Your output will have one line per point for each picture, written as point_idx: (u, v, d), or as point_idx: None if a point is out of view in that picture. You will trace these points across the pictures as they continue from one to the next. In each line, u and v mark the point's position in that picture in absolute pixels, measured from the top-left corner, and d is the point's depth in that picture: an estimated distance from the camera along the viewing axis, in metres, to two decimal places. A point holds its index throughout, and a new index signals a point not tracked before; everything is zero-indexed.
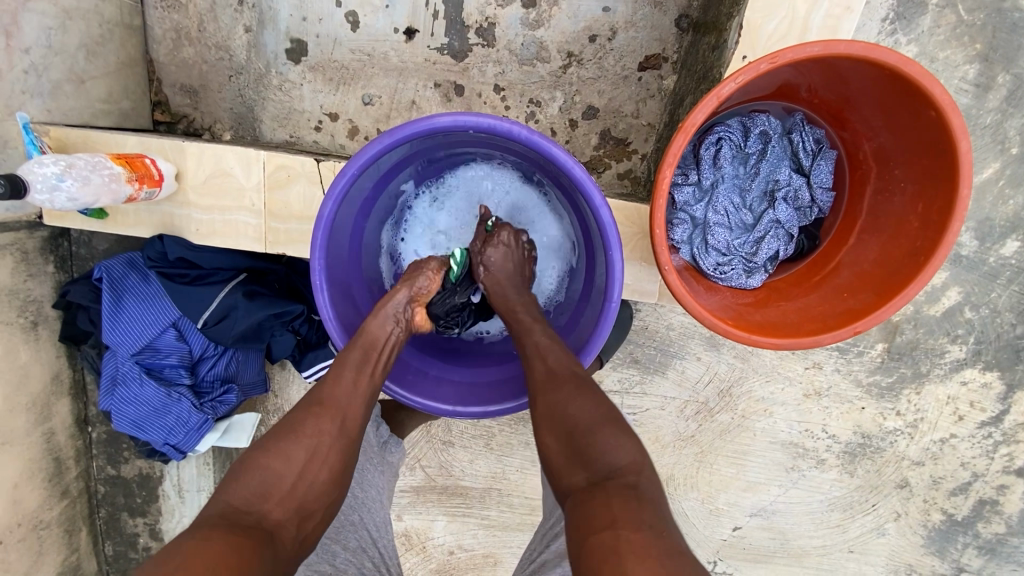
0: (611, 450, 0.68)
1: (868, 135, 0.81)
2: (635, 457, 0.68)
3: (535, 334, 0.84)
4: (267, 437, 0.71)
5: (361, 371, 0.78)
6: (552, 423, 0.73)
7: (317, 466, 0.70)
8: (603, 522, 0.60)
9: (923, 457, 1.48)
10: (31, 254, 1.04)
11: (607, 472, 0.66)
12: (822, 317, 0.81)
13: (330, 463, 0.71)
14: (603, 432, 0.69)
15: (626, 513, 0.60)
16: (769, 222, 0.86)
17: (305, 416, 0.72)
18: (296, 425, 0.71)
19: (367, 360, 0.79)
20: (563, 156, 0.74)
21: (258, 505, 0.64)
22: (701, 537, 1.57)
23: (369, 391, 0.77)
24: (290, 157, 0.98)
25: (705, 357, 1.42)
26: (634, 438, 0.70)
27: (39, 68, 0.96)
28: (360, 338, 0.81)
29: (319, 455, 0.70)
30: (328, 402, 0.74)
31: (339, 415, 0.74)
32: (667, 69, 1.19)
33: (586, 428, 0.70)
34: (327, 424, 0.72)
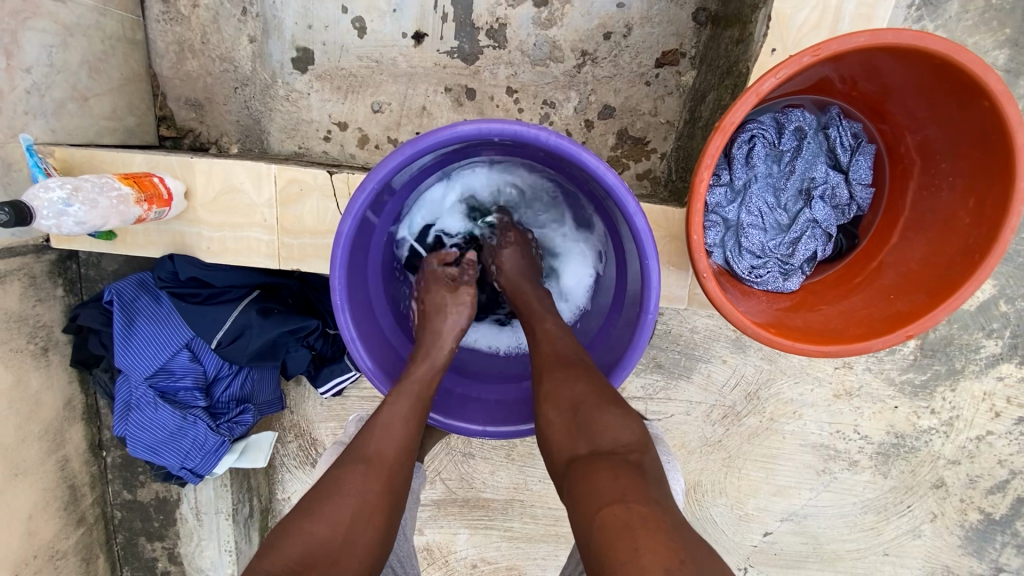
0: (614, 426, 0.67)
1: (911, 128, 0.76)
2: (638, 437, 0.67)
3: (547, 324, 0.82)
4: (310, 498, 0.67)
5: (409, 417, 0.75)
6: (556, 400, 0.72)
7: (362, 526, 0.66)
8: (612, 491, 0.59)
9: (959, 455, 1.43)
10: (39, 279, 1.01)
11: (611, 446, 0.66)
12: (869, 321, 0.77)
13: (374, 524, 0.67)
14: (605, 410, 0.68)
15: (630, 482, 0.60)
16: (806, 222, 0.82)
17: (350, 471, 0.69)
18: (340, 482, 0.68)
19: (412, 408, 0.75)
20: (595, 162, 0.70)
21: (303, 572, 0.60)
22: (731, 544, 1.52)
23: (416, 438, 0.74)
24: (301, 170, 0.94)
25: (731, 360, 1.38)
26: (634, 419, 0.70)
27: (41, 88, 0.94)
28: (410, 383, 0.78)
29: (364, 512, 0.66)
30: (374, 454, 0.71)
31: (385, 469, 0.70)
32: (684, 65, 1.15)
33: (587, 405, 0.70)
34: (374, 478, 0.69)
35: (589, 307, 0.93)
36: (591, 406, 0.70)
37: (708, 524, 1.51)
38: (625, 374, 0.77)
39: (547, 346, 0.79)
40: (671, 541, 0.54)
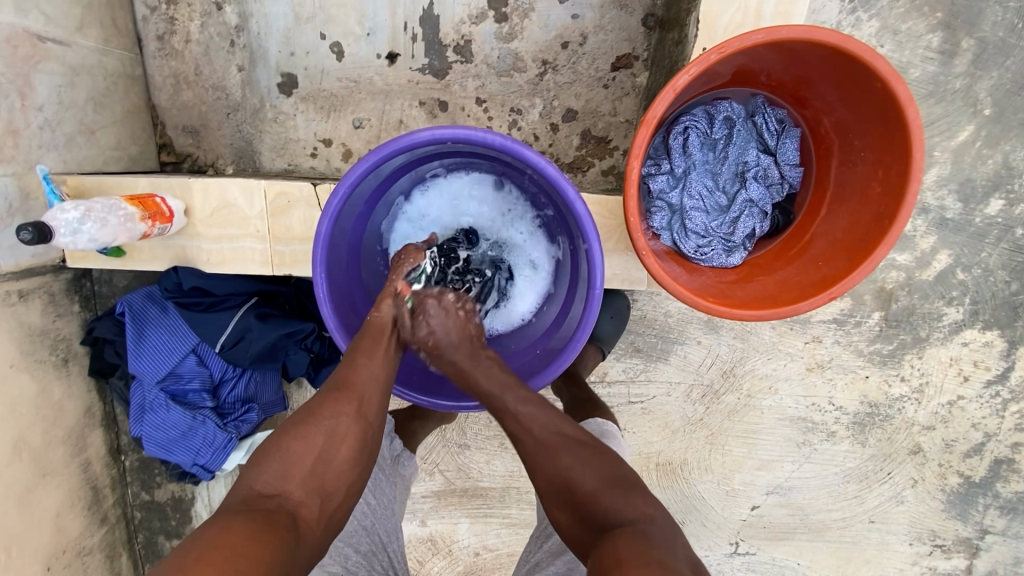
0: (621, 508, 0.73)
1: (826, 111, 0.85)
2: (643, 509, 0.73)
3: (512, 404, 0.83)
4: (286, 422, 0.76)
5: (375, 352, 0.83)
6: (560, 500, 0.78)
7: (336, 446, 0.75)
8: (611, 562, 0.65)
9: (933, 421, 1.49)
10: (58, 296, 1.11)
11: (622, 526, 0.71)
12: (799, 285, 0.85)
13: (348, 443, 0.76)
14: (607, 495, 0.75)
15: (632, 554, 0.65)
16: (743, 202, 0.90)
17: (326, 399, 0.78)
18: (314, 409, 0.77)
19: (378, 344, 0.85)
20: (536, 157, 0.79)
21: (282, 486, 0.70)
22: (721, 520, 1.59)
23: (384, 366, 0.83)
24: (288, 184, 1.04)
25: (705, 340, 1.45)
26: (642, 494, 0.75)
27: (52, 124, 1.04)
28: (370, 325, 0.86)
29: (338, 435, 0.76)
30: (344, 383, 0.80)
31: (356, 397, 0.79)
32: (638, 67, 1.24)
33: (592, 493, 0.75)
34: (344, 405, 0.78)
35: (548, 294, 1.01)
36: (594, 493, 0.75)
37: (697, 502, 1.57)
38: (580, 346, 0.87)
39: (527, 437, 0.81)
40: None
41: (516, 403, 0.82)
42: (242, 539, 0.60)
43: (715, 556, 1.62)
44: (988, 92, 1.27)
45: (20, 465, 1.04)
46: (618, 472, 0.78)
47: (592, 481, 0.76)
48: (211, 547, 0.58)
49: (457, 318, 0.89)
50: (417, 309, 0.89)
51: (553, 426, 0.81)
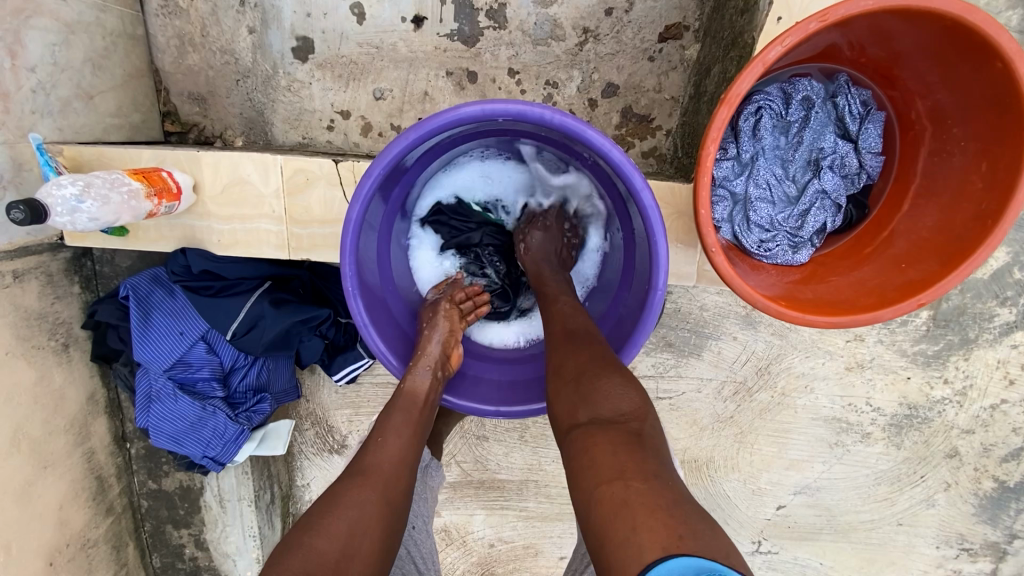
0: (613, 395, 0.66)
1: (921, 94, 0.75)
2: (638, 403, 0.66)
3: (561, 299, 0.84)
4: (306, 516, 0.66)
5: (405, 431, 0.77)
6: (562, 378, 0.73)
7: (360, 539, 0.64)
8: (612, 472, 0.57)
9: (973, 425, 1.43)
10: (56, 277, 1.03)
11: (611, 415, 0.64)
12: (878, 290, 0.77)
13: (374, 534, 0.66)
14: (607, 378, 0.68)
15: (629, 462, 0.58)
16: (815, 193, 0.82)
17: (349, 485, 0.69)
18: (336, 497, 0.67)
19: (409, 420, 0.78)
20: (600, 139, 0.70)
21: None
22: (745, 518, 1.53)
23: (415, 444, 0.77)
24: (307, 159, 0.95)
25: (741, 336, 1.37)
26: (635, 385, 0.68)
27: (47, 87, 0.94)
28: (400, 398, 0.80)
29: (362, 526, 0.65)
30: (371, 469, 0.71)
31: (383, 482, 0.71)
32: (688, 38, 1.14)
33: (593, 375, 0.69)
34: (370, 491, 0.69)
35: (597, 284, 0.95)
36: (593, 377, 0.69)
37: (721, 500, 1.52)
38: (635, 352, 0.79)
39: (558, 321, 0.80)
40: (668, 519, 0.52)
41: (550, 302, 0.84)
42: None
43: None
44: None
45: (18, 457, 0.97)
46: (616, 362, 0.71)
47: (597, 366, 0.70)
48: None
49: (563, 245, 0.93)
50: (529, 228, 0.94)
51: (581, 323, 0.79)
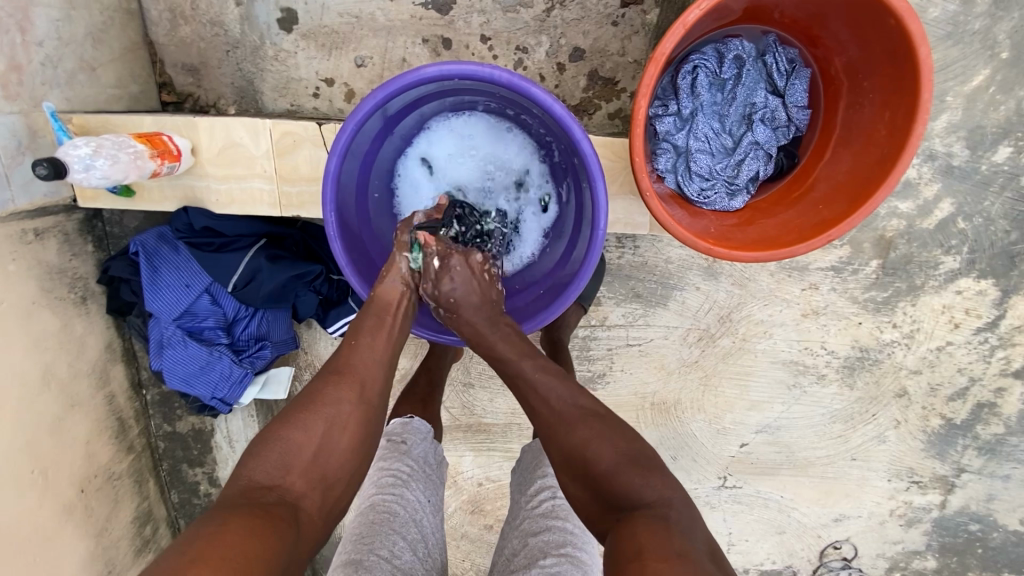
0: (638, 488, 0.73)
1: (838, 51, 0.84)
2: (663, 492, 0.72)
3: (529, 372, 0.89)
4: (286, 412, 0.78)
5: (378, 333, 0.88)
6: (570, 470, 0.80)
7: (336, 433, 0.78)
8: (633, 552, 0.64)
9: (921, 365, 1.55)
10: (72, 236, 1.14)
11: (642, 505, 0.71)
12: (799, 228, 0.86)
13: (348, 433, 0.79)
14: (626, 474, 0.74)
15: (652, 543, 0.64)
16: (749, 144, 0.91)
17: (325, 385, 0.81)
18: (314, 397, 0.79)
19: (380, 325, 0.89)
20: (544, 95, 0.80)
21: (281, 478, 0.72)
22: (711, 455, 1.67)
23: (386, 350, 0.88)
24: (294, 123, 1.04)
25: (704, 286, 1.49)
26: (663, 475, 0.74)
27: (53, 60, 1.03)
28: (373, 303, 0.90)
29: (337, 423, 0.79)
30: (345, 369, 0.83)
31: (355, 383, 0.82)
32: (649, 4, 1.21)
33: (608, 472, 0.75)
34: (345, 391, 0.81)
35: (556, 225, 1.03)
36: (610, 473, 0.75)
37: (689, 439, 1.65)
38: (558, 312, 0.96)
39: (544, 408, 0.85)
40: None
41: (532, 370, 0.89)
42: (240, 536, 0.61)
43: (704, 489, 1.72)
44: (1007, 34, 1.26)
45: (49, 395, 1.09)
46: (636, 450, 0.77)
47: (608, 459, 0.76)
48: (211, 538, 0.60)
49: (478, 280, 0.93)
50: (441, 264, 0.92)
51: (569, 401, 0.85)
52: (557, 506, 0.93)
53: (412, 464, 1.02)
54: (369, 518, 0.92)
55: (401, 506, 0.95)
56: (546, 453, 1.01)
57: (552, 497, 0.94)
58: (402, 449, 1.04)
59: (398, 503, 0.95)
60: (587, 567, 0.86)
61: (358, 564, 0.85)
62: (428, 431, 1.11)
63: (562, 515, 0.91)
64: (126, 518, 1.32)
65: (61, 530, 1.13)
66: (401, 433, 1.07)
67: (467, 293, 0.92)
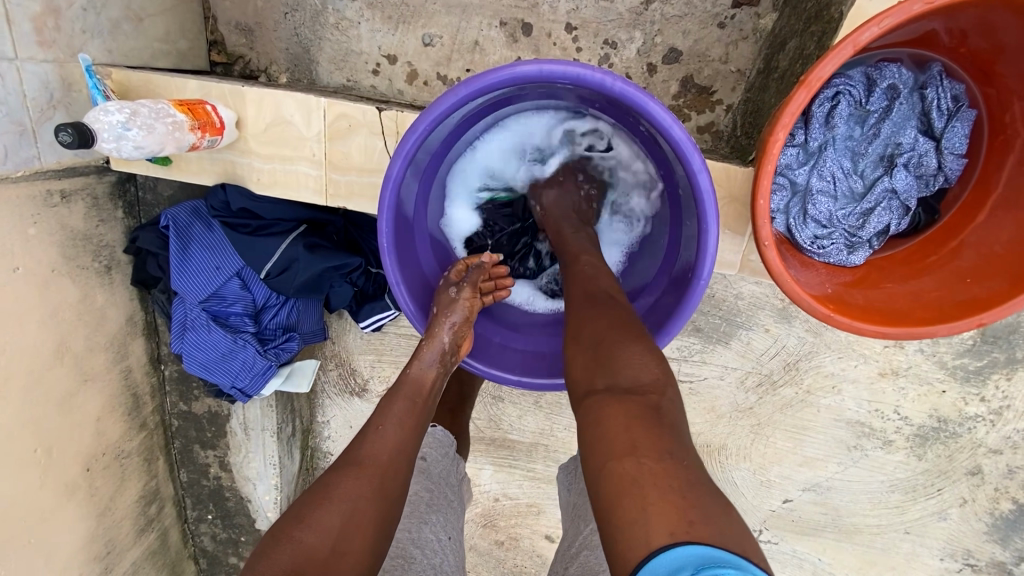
0: (639, 365, 0.64)
1: (1021, 94, 0.68)
2: (660, 374, 0.63)
3: (584, 258, 0.83)
4: (296, 506, 0.65)
5: (407, 418, 0.78)
6: (579, 337, 0.71)
7: (353, 533, 0.63)
8: (624, 447, 0.55)
9: (1003, 445, 1.38)
10: (102, 200, 1.05)
11: (633, 385, 0.62)
12: (937, 304, 0.72)
13: (366, 530, 0.65)
14: (630, 347, 0.66)
15: (646, 439, 0.55)
16: (883, 192, 0.76)
17: (344, 475, 0.68)
18: (329, 489, 0.66)
19: (412, 409, 0.80)
20: (661, 114, 0.67)
21: None
22: (749, 507, 1.54)
23: (414, 435, 0.77)
24: (351, 105, 0.93)
25: (773, 329, 1.33)
26: (659, 357, 0.66)
27: (97, 6, 0.93)
28: (403, 387, 0.82)
29: (355, 520, 0.64)
30: (367, 458, 0.71)
31: (379, 473, 0.70)
32: (765, 6, 1.05)
33: (610, 342, 0.67)
34: (365, 484, 0.68)
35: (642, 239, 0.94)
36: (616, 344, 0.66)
37: (728, 486, 1.52)
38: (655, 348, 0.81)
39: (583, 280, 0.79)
40: (679, 501, 0.50)
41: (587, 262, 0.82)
42: None
43: None
44: None
45: (62, 368, 1.02)
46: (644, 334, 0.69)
47: (617, 331, 0.68)
48: None
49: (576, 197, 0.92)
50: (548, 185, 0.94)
51: (604, 283, 0.78)
52: None
53: (430, 488, 0.94)
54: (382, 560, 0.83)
55: (417, 549, 0.85)
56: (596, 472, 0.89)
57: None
58: (421, 469, 0.96)
59: (415, 546, 0.86)
60: None
61: None
62: (450, 446, 1.04)
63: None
64: (131, 497, 1.26)
65: (61, 509, 1.07)
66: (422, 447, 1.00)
67: (561, 205, 0.91)
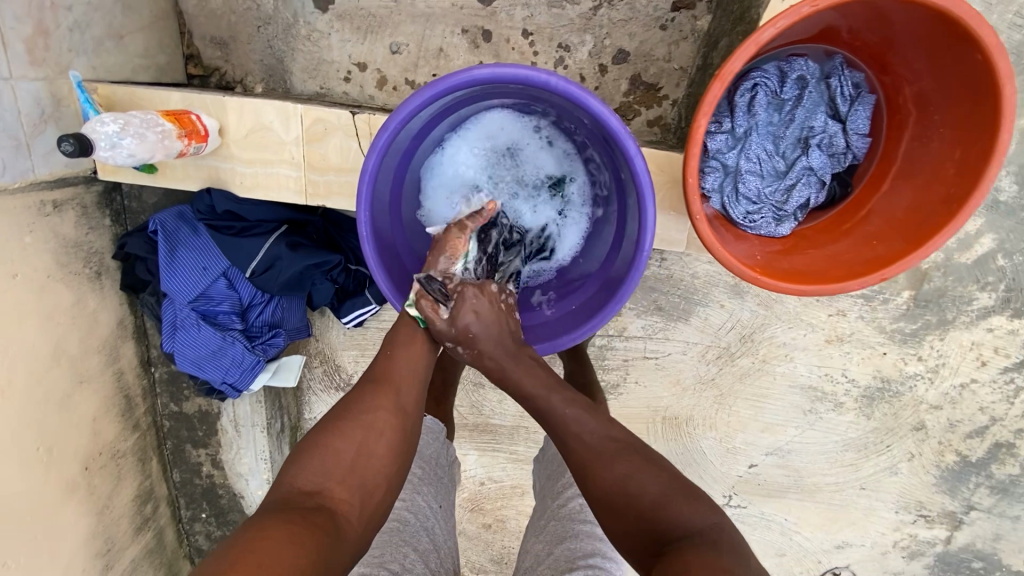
0: (686, 516, 0.68)
1: (909, 79, 0.80)
2: (711, 518, 0.67)
3: (557, 404, 0.83)
4: (324, 419, 0.77)
5: (412, 344, 0.87)
6: (614, 501, 0.73)
7: (375, 440, 0.76)
8: (677, 562, 0.61)
9: (942, 401, 1.51)
10: (90, 209, 1.11)
11: (686, 531, 0.66)
12: (849, 263, 0.83)
13: (386, 440, 0.76)
14: (673, 505, 0.69)
15: (700, 559, 0.60)
16: (802, 169, 0.86)
17: (364, 393, 0.79)
18: (353, 404, 0.78)
19: (416, 336, 0.88)
20: (599, 107, 0.76)
21: (323, 483, 0.70)
22: (718, 474, 1.64)
23: (421, 360, 0.87)
24: (326, 110, 1.00)
25: (729, 304, 1.46)
26: (705, 501, 0.70)
27: (81, 26, 0.99)
28: (407, 317, 0.90)
29: (376, 429, 0.76)
30: (383, 377, 0.82)
31: (393, 390, 0.81)
32: (701, 9, 1.16)
33: (652, 504, 0.70)
34: (383, 400, 0.79)
35: (592, 238, 1.01)
36: (658, 503, 0.70)
37: (697, 455, 1.62)
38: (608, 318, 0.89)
39: (575, 440, 0.79)
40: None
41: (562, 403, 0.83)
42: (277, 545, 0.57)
43: None
44: None
45: (59, 370, 1.07)
46: (687, 484, 0.72)
47: (652, 492, 0.71)
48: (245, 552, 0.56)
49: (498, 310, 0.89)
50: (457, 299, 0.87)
51: (601, 433, 0.80)
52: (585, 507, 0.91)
53: (423, 466, 0.99)
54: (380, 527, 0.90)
55: (411, 513, 0.93)
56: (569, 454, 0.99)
57: (578, 498, 0.92)
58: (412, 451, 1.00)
59: (408, 511, 0.93)
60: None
61: None
62: (440, 430, 1.08)
63: (590, 517, 0.89)
64: (127, 496, 1.30)
65: (63, 507, 1.12)
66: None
67: (488, 333, 0.87)
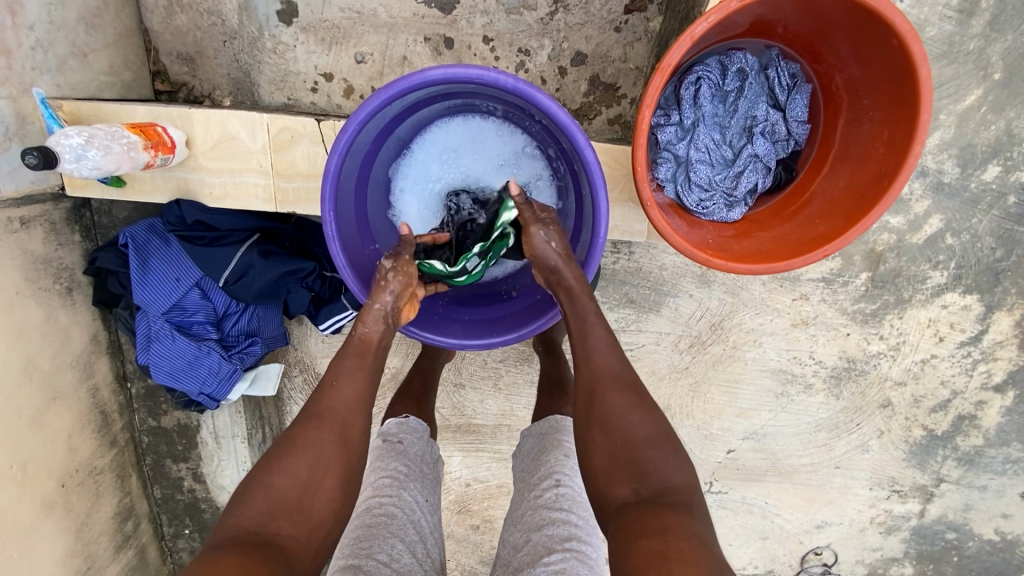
0: (666, 470, 0.73)
1: (839, 67, 0.86)
2: (686, 479, 0.73)
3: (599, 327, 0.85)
4: (268, 456, 0.76)
5: (357, 373, 0.85)
6: (607, 428, 0.77)
7: (321, 476, 0.76)
8: (654, 529, 0.65)
9: (905, 377, 1.53)
10: (59, 225, 1.11)
11: (658, 488, 0.71)
12: (796, 243, 0.87)
13: (333, 475, 0.77)
14: (660, 451, 0.74)
15: (677, 526, 0.65)
16: (748, 157, 0.91)
17: (307, 428, 0.78)
18: (298, 440, 0.77)
19: (361, 364, 0.87)
20: (548, 102, 0.80)
21: (268, 521, 0.70)
22: (698, 461, 1.65)
23: (366, 388, 0.85)
24: (292, 118, 1.03)
25: (696, 294, 1.50)
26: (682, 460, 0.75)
27: (44, 44, 1.00)
28: (354, 343, 0.89)
29: (321, 466, 0.76)
30: (327, 412, 0.81)
31: (338, 424, 0.80)
32: (652, 11, 1.22)
33: (645, 445, 0.74)
34: (327, 434, 0.79)
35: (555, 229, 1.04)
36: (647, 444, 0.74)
37: None
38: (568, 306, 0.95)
39: (602, 361, 0.82)
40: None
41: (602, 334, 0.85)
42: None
43: None
44: (1001, 54, 1.27)
45: (31, 387, 1.07)
46: (669, 432, 0.77)
47: (646, 431, 0.75)
48: None
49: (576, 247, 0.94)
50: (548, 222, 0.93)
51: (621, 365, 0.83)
52: (561, 496, 0.92)
53: (408, 464, 1.02)
54: (366, 520, 0.91)
55: (397, 508, 0.94)
56: (548, 441, 1.03)
57: (556, 488, 0.93)
58: (398, 450, 1.04)
59: (395, 505, 0.94)
60: (592, 561, 0.85)
61: (357, 568, 0.83)
62: (424, 430, 1.12)
63: (565, 506, 0.91)
64: (106, 513, 1.29)
65: (37, 526, 1.11)
66: (398, 433, 1.08)
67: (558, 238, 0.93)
